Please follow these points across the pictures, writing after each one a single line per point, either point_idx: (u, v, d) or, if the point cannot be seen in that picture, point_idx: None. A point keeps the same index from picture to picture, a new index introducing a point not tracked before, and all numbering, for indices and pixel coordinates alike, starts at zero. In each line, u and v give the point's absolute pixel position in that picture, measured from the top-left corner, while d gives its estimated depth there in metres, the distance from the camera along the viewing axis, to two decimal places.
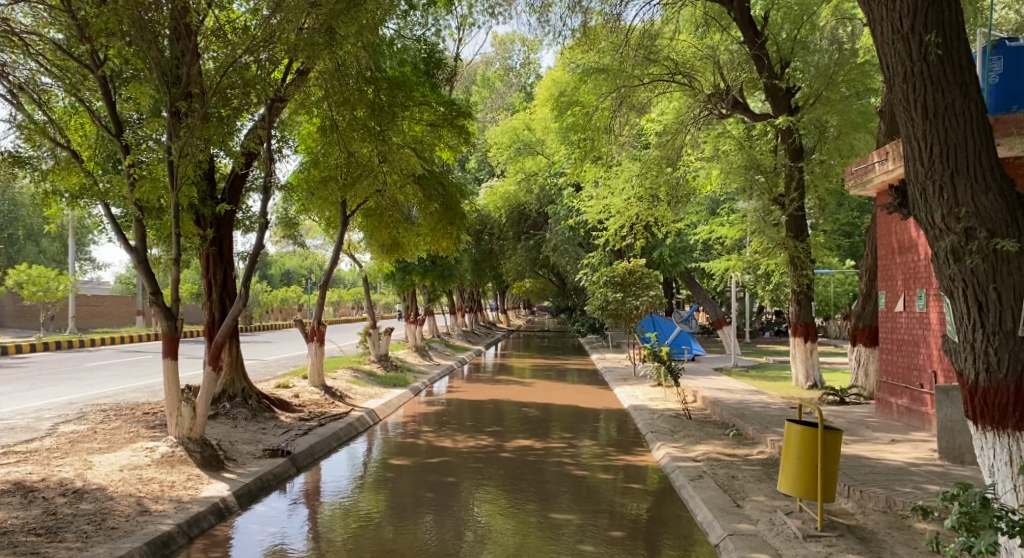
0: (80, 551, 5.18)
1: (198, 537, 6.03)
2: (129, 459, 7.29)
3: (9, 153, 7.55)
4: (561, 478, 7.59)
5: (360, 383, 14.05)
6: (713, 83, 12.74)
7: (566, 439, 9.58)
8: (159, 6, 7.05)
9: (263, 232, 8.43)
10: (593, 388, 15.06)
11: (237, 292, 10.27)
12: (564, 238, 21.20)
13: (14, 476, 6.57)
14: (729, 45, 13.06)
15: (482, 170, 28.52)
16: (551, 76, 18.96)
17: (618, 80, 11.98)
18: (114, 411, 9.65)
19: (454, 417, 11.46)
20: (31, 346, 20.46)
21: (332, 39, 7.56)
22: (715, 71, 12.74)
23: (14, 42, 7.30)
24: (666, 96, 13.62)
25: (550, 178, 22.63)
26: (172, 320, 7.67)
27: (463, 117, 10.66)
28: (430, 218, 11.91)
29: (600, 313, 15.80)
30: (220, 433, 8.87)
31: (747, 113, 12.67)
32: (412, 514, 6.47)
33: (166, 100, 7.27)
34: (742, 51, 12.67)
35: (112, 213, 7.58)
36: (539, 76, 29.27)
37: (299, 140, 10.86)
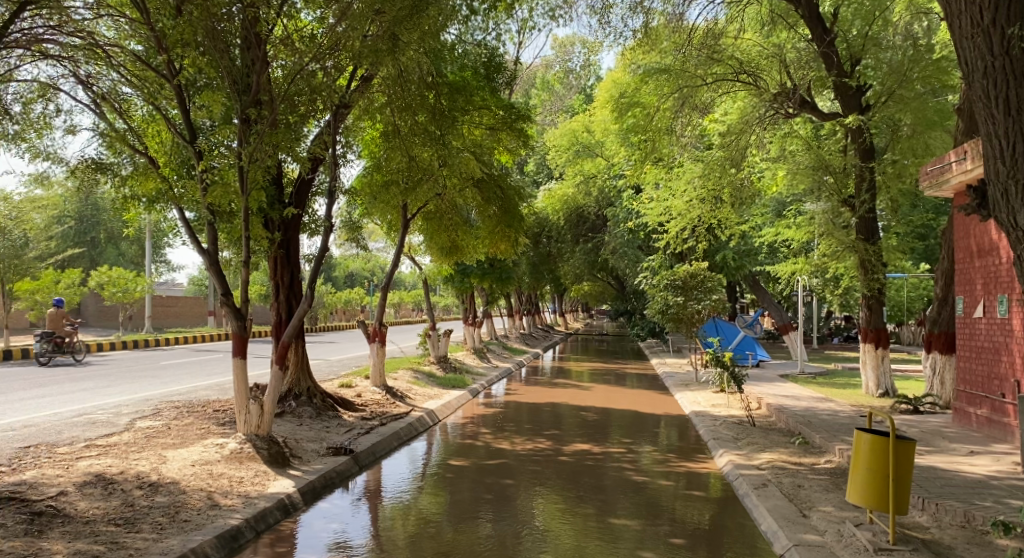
0: (155, 542, 5.38)
1: (265, 532, 6.21)
2: (201, 455, 7.54)
3: (91, 160, 7.93)
4: (621, 484, 7.54)
5: (420, 384, 14.22)
6: (780, 81, 12.45)
7: (626, 444, 9.52)
8: (231, 16, 7.27)
9: (327, 235, 8.61)
10: (653, 393, 14.93)
11: (302, 294, 10.52)
12: (624, 241, 21.10)
13: (94, 468, 6.86)
14: (797, 43, 12.79)
15: (541, 172, 28.58)
16: (611, 76, 18.86)
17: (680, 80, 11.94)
18: (187, 408, 9.97)
19: (513, 420, 11.50)
20: (111, 345, 21.31)
21: (395, 46, 7.62)
22: (781, 69, 12.46)
23: (98, 54, 7.55)
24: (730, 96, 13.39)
25: (610, 181, 22.49)
26: (241, 320, 7.88)
27: (522, 120, 10.81)
28: (488, 221, 12.01)
29: (661, 317, 15.64)
30: (285, 431, 9.10)
31: (815, 113, 12.37)
32: (474, 515, 6.52)
33: (237, 107, 7.48)
34: (810, 48, 12.42)
35: (185, 217, 7.85)
36: (598, 78, 29.12)
37: (362, 145, 11.04)
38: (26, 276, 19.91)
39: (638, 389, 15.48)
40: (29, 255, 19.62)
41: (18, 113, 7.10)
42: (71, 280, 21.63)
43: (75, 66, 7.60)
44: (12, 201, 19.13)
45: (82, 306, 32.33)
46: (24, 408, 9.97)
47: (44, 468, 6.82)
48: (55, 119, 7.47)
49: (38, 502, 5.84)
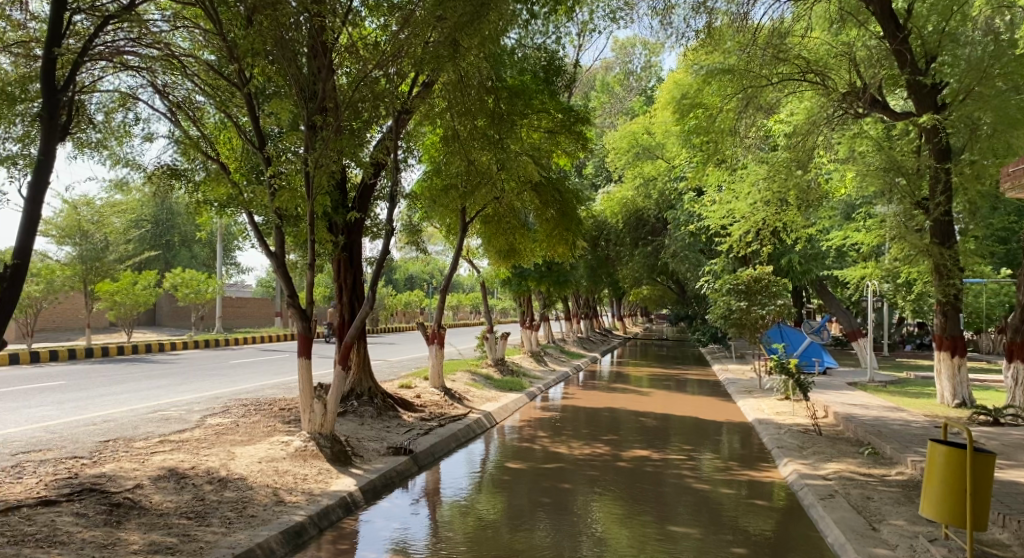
0: (225, 536, 5.59)
1: (328, 529, 6.37)
2: (267, 452, 7.78)
3: (166, 166, 8.27)
4: (681, 491, 7.49)
5: (479, 386, 14.36)
6: (849, 81, 12.18)
7: (686, 451, 9.45)
8: (299, 25, 7.41)
9: (388, 239, 8.78)
10: (716, 400, 14.75)
11: (365, 296, 10.74)
12: (684, 244, 20.89)
13: (167, 462, 7.15)
14: (868, 41, 12.34)
15: (599, 175, 28.54)
16: (673, 77, 18.66)
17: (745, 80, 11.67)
18: (254, 406, 10.29)
19: (571, 424, 11.52)
20: (184, 345, 22.09)
21: (456, 52, 7.68)
22: (850, 69, 12.19)
23: (174, 64, 7.82)
24: (796, 96, 13.15)
25: (670, 183, 22.24)
26: (306, 320, 8.09)
27: (581, 123, 10.84)
28: (546, 224, 12.08)
29: (723, 321, 15.47)
30: (347, 429, 9.30)
31: (886, 113, 11.95)
32: (532, 519, 6.57)
33: (304, 115, 7.72)
34: (881, 46, 12.05)
35: (255, 222, 8.15)
36: (659, 79, 28.84)
37: (422, 150, 11.24)
38: (107, 277, 20.81)
39: (699, 396, 15.32)
40: (109, 257, 20.49)
41: (101, 122, 7.41)
42: (147, 282, 22.51)
43: (153, 76, 7.90)
44: (95, 206, 20.04)
45: (157, 306, 33.58)
46: (104, 403, 10.43)
47: (122, 461, 7.13)
48: (134, 127, 7.78)
49: (116, 494, 6.12)
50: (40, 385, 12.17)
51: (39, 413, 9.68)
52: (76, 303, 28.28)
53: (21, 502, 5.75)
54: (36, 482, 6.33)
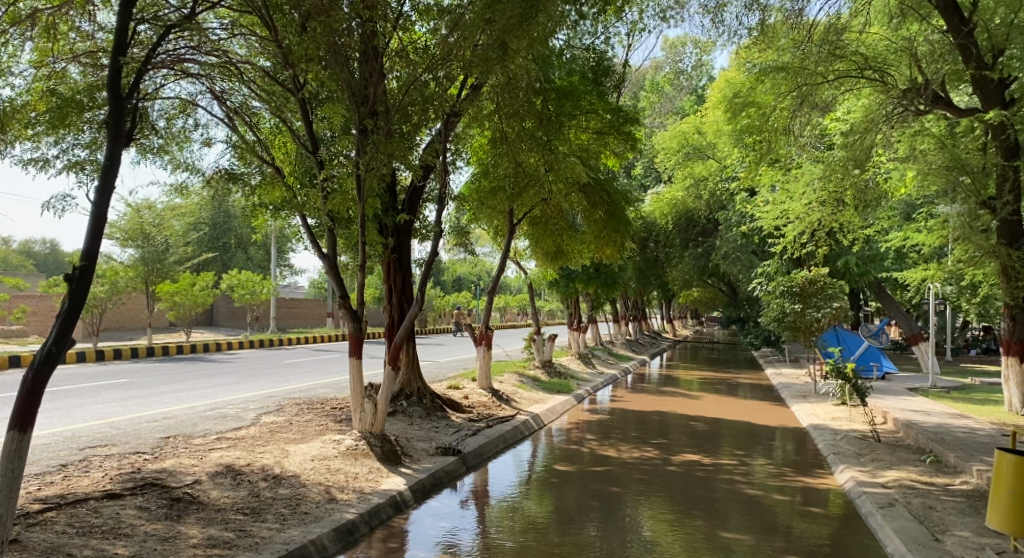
0: (279, 532, 5.72)
1: (378, 527, 6.47)
2: (320, 450, 7.93)
3: (224, 170, 8.46)
4: (732, 497, 7.41)
5: (526, 388, 14.39)
6: (909, 77, 11.72)
7: (738, 456, 9.35)
8: (351, 30, 7.51)
9: (437, 241, 8.84)
10: (768, 404, 14.54)
11: (414, 297, 10.86)
12: (736, 245, 20.61)
13: (224, 459, 7.34)
14: (929, 35, 11.77)
15: (648, 176, 28.36)
16: (725, 76, 18.42)
17: (801, 78, 11.42)
18: (307, 405, 10.50)
19: (620, 427, 11.48)
20: (239, 344, 22.62)
21: (505, 54, 7.71)
22: (911, 64, 11.70)
23: (232, 71, 7.84)
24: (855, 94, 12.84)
25: (722, 183, 21.93)
26: (357, 321, 8.20)
27: (630, 123, 10.75)
28: (595, 226, 12.07)
29: (776, 325, 15.23)
30: (397, 429, 9.41)
31: (949, 110, 11.54)
32: (581, 521, 6.58)
33: (355, 119, 7.89)
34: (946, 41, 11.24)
35: (308, 224, 8.34)
36: (710, 78, 28.52)
37: (471, 153, 11.33)
38: (167, 278, 21.45)
39: (752, 400, 15.12)
40: (170, 259, 21.13)
41: (163, 128, 7.62)
42: (206, 283, 23.13)
43: (212, 83, 7.94)
44: (156, 209, 20.70)
45: (214, 307, 34.45)
46: (163, 401, 10.75)
47: (181, 457, 7.35)
48: (194, 133, 7.99)
49: (176, 489, 6.31)
50: (104, 382, 12.62)
51: (104, 409, 10.04)
52: (138, 303, 29.18)
53: (88, 495, 5.96)
54: (102, 475, 6.56)
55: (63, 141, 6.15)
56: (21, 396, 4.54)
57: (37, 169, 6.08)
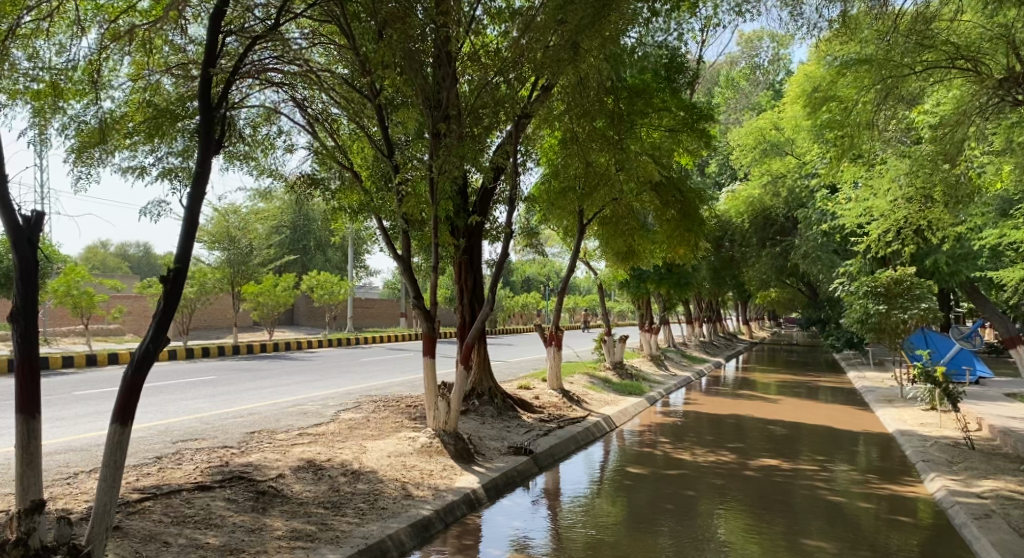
0: (358, 526, 5.91)
1: (453, 524, 6.60)
2: (395, 447, 8.12)
3: (306, 175, 8.82)
4: (812, 503, 7.26)
5: (597, 389, 14.37)
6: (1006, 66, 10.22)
7: (819, 462, 9.15)
8: (425, 35, 7.62)
9: (507, 242, 8.94)
10: (850, 409, 14.16)
11: (485, 298, 10.97)
12: (817, 244, 20.10)
13: (306, 454, 7.61)
14: None
15: (723, 173, 27.96)
16: (804, 70, 17.94)
17: (884, 71, 10.82)
18: (383, 402, 10.75)
19: (694, 430, 11.37)
20: (318, 343, 23.27)
21: (576, 54, 7.68)
22: (1009, 52, 10.18)
23: (312, 79, 8.04)
24: (947, 84, 11.81)
25: (802, 180, 21.43)
26: (431, 321, 8.35)
27: (704, 120, 10.68)
28: (667, 225, 11.99)
29: (861, 327, 14.79)
30: (469, 428, 9.55)
31: None
32: (655, 524, 6.57)
33: (429, 123, 8.10)
34: None
35: (384, 227, 8.59)
36: (789, 73, 27.89)
37: (541, 153, 11.40)
38: (251, 279, 22.25)
39: (833, 404, 14.73)
40: (254, 261, 21.91)
41: (249, 135, 7.92)
42: (287, 283, 23.90)
43: (294, 91, 8.19)
44: (241, 213, 21.50)
45: (294, 307, 35.54)
46: (248, 397, 11.17)
47: (265, 452, 7.64)
48: (277, 139, 8.30)
49: (261, 482, 6.57)
50: (193, 379, 13.20)
51: (193, 404, 10.50)
52: (224, 303, 30.34)
53: (181, 486, 6.27)
54: (193, 468, 6.88)
55: (158, 150, 6.43)
56: (122, 389, 4.63)
57: (135, 177, 6.40)
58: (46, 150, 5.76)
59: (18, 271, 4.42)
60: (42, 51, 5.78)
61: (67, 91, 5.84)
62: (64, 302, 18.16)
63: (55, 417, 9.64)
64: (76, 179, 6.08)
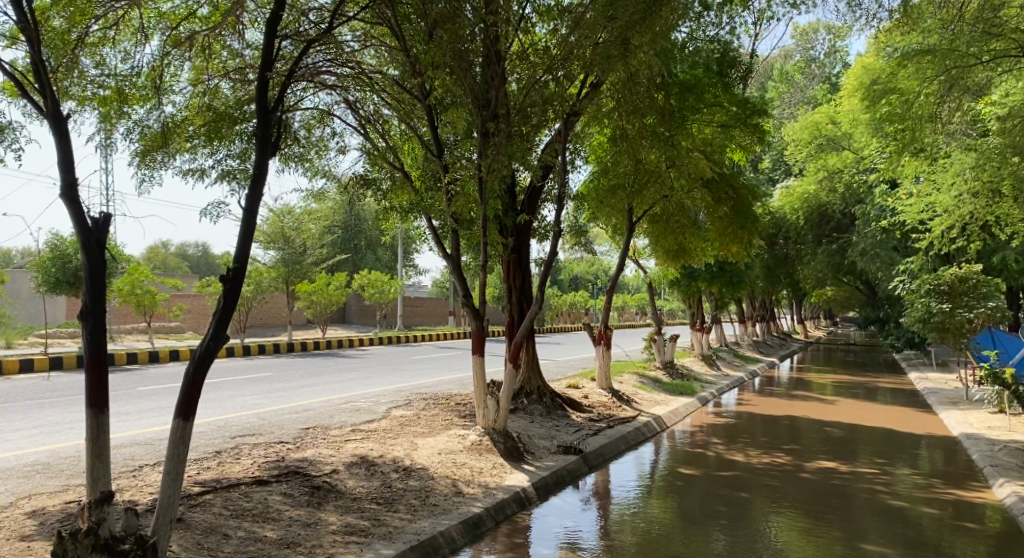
0: (411, 522, 5.98)
1: (503, 522, 6.64)
2: (446, 444, 8.20)
3: (358, 176, 8.95)
4: (871, 507, 7.10)
5: (647, 389, 14.27)
6: None
7: (879, 465, 8.94)
8: (475, 35, 7.63)
9: (556, 240, 8.90)
10: (911, 411, 13.79)
11: (533, 297, 10.97)
12: (876, 241, 19.69)
13: (359, 450, 7.73)
14: None
15: (777, 169, 27.50)
16: (861, 63, 17.57)
17: (948, 61, 10.45)
18: (433, 400, 10.85)
19: (747, 431, 11.22)
20: (370, 341, 23.58)
21: (626, 50, 7.50)
22: None
23: (364, 81, 8.14)
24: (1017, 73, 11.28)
25: (859, 174, 20.89)
26: (480, 320, 8.38)
27: (758, 115, 10.43)
28: (720, 222, 11.84)
29: (922, 327, 14.39)
30: (519, 426, 9.58)
31: None
32: (707, 526, 6.50)
33: (477, 122, 8.12)
34: None
35: (434, 227, 8.67)
36: (846, 65, 27.25)
37: (590, 151, 11.36)
38: (305, 278, 22.64)
39: (892, 406, 14.37)
40: (307, 261, 22.30)
41: (304, 138, 8.06)
42: (340, 282, 24.26)
43: (346, 93, 8.31)
44: (295, 213, 21.91)
45: (346, 306, 36.08)
46: (302, 394, 11.39)
47: (320, 447, 7.79)
48: (331, 141, 8.44)
49: (316, 477, 6.70)
50: (249, 376, 13.51)
51: (249, 400, 10.75)
52: (278, 302, 30.96)
53: (240, 480, 6.43)
54: (251, 462, 7.05)
55: (217, 153, 6.53)
56: (183, 386, 4.76)
57: (195, 179, 6.55)
58: (112, 154, 5.95)
59: (86, 272, 4.58)
60: (109, 57, 5.98)
61: (132, 97, 6.03)
62: (129, 300, 18.76)
63: (120, 411, 9.97)
64: (140, 181, 6.26)
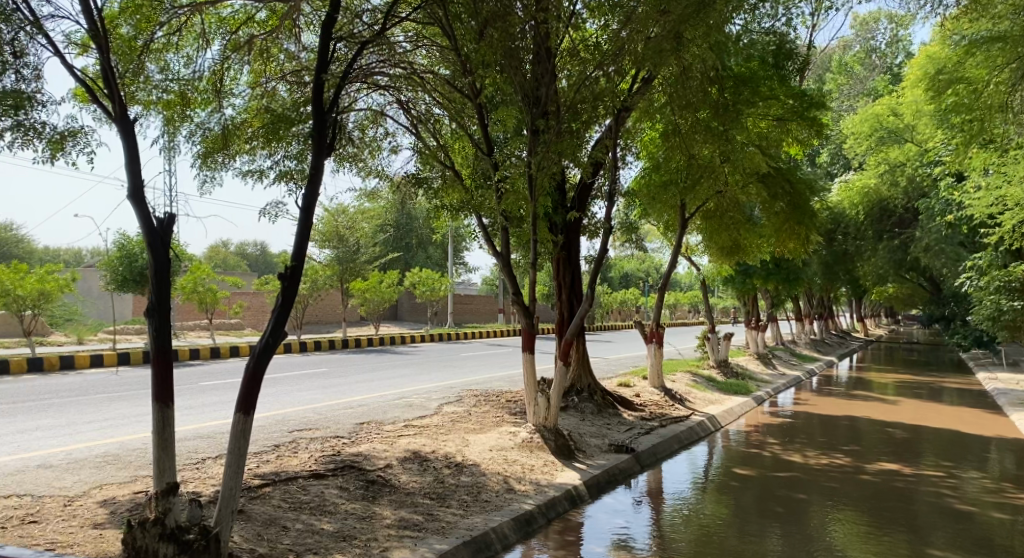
0: (463, 518, 6.05)
1: (555, 519, 6.66)
2: (497, 442, 8.26)
3: (409, 175, 9.05)
4: (936, 512, 6.91)
5: (700, 388, 14.13)
6: None
7: (945, 468, 8.69)
8: (525, 32, 7.64)
9: (606, 237, 8.85)
10: (977, 412, 13.37)
11: (584, 294, 10.94)
12: (940, 236, 19.15)
13: (412, 445, 7.83)
14: None
15: (835, 163, 26.92)
16: (926, 51, 16.92)
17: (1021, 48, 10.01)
18: (485, 397, 10.93)
19: (805, 431, 11.02)
20: (423, 338, 23.83)
21: (679, 44, 7.36)
22: None
23: (416, 81, 8.23)
24: None
25: (923, 168, 20.27)
26: (530, 317, 8.39)
27: (815, 108, 10.30)
28: (776, 218, 11.65)
29: (992, 325, 14.01)
30: (570, 424, 9.58)
31: None
32: (763, 527, 6.42)
33: (528, 120, 8.12)
34: None
35: (484, 225, 8.72)
36: (909, 54, 26.47)
37: (641, 147, 11.29)
38: (359, 276, 23.00)
39: (958, 407, 13.95)
40: (361, 259, 22.64)
41: (357, 138, 8.20)
42: (392, 279, 24.55)
43: (398, 93, 8.41)
44: (349, 212, 22.27)
45: (398, 303, 36.55)
46: (357, 389, 11.58)
47: (374, 442, 7.92)
48: (383, 141, 8.54)
49: (371, 472, 6.82)
50: (306, 372, 13.79)
51: (306, 395, 10.98)
52: (333, 299, 31.52)
53: (297, 474, 6.58)
54: (308, 456, 7.21)
55: (275, 154, 6.66)
56: (243, 381, 4.89)
57: (254, 180, 6.70)
58: (175, 156, 6.13)
59: (152, 271, 4.75)
60: (173, 63, 6.16)
61: (193, 101, 6.21)
62: (191, 298, 19.33)
63: (184, 405, 10.29)
64: (201, 182, 6.45)
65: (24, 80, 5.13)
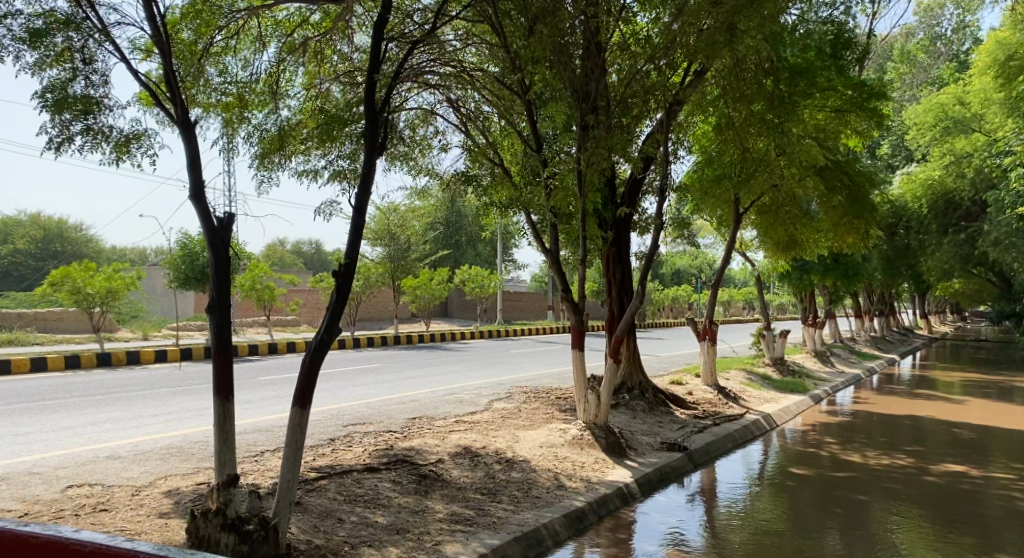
0: (515, 513, 6.09)
1: (606, 516, 6.65)
2: (547, 438, 8.28)
3: (459, 172, 9.11)
4: (1003, 515, 6.69)
5: (755, 386, 13.91)
6: None
7: (1014, 470, 8.41)
8: (575, 27, 7.62)
9: (657, 232, 8.78)
10: None
11: (634, 291, 10.88)
12: (1010, 229, 18.51)
13: (463, 441, 7.91)
14: None
15: (896, 155, 26.24)
16: (996, 37, 16.48)
17: None
18: (535, 393, 10.95)
19: (864, 431, 10.78)
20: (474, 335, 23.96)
21: (732, 37, 7.29)
22: None
23: (465, 79, 8.28)
24: None
25: (991, 158, 19.60)
26: (580, 314, 8.36)
27: (876, 99, 10.02)
28: (834, 212, 11.41)
29: None
30: (620, 422, 9.54)
31: None
32: (820, 528, 6.31)
33: (577, 115, 8.09)
34: None
35: (532, 221, 8.73)
36: (975, 41, 25.59)
37: (693, 141, 11.16)
38: (411, 273, 23.26)
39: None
40: (412, 256, 22.89)
41: (408, 137, 8.30)
42: (443, 276, 24.74)
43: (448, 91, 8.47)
44: (401, 210, 22.52)
45: (448, 300, 36.83)
46: (409, 385, 11.71)
47: (426, 437, 8.01)
48: (433, 139, 8.63)
49: (423, 466, 6.90)
50: (359, 367, 14.00)
51: (359, 391, 11.15)
52: (385, 296, 31.92)
53: (352, 467, 6.70)
54: (362, 450, 7.34)
55: (329, 154, 6.77)
56: (300, 375, 5.01)
57: (309, 179, 6.83)
58: (234, 157, 6.30)
59: (213, 269, 4.89)
60: (231, 66, 6.32)
61: (251, 102, 6.37)
62: (249, 295, 19.81)
63: (243, 399, 10.56)
64: (258, 182, 6.61)
65: (92, 85, 5.31)
